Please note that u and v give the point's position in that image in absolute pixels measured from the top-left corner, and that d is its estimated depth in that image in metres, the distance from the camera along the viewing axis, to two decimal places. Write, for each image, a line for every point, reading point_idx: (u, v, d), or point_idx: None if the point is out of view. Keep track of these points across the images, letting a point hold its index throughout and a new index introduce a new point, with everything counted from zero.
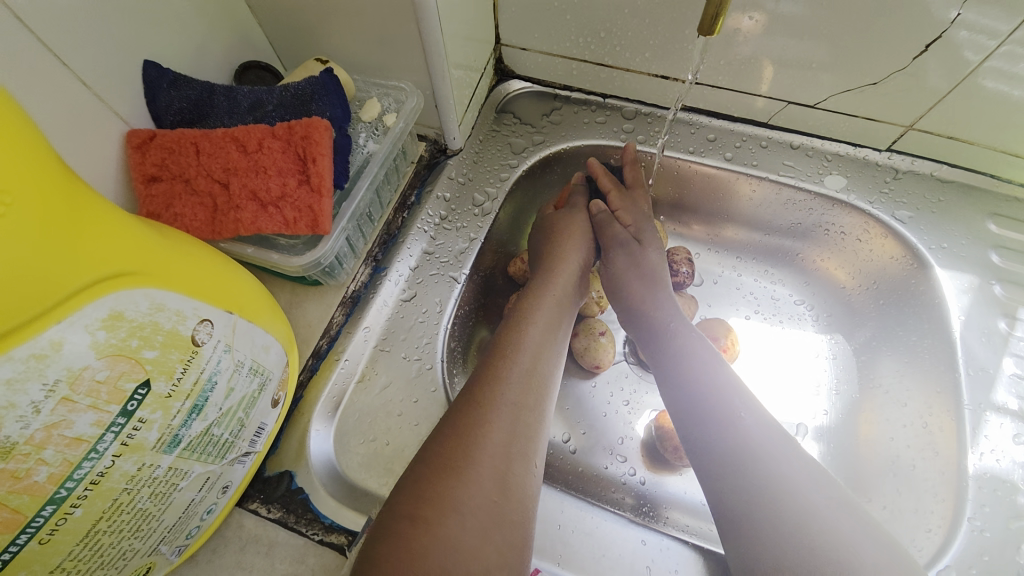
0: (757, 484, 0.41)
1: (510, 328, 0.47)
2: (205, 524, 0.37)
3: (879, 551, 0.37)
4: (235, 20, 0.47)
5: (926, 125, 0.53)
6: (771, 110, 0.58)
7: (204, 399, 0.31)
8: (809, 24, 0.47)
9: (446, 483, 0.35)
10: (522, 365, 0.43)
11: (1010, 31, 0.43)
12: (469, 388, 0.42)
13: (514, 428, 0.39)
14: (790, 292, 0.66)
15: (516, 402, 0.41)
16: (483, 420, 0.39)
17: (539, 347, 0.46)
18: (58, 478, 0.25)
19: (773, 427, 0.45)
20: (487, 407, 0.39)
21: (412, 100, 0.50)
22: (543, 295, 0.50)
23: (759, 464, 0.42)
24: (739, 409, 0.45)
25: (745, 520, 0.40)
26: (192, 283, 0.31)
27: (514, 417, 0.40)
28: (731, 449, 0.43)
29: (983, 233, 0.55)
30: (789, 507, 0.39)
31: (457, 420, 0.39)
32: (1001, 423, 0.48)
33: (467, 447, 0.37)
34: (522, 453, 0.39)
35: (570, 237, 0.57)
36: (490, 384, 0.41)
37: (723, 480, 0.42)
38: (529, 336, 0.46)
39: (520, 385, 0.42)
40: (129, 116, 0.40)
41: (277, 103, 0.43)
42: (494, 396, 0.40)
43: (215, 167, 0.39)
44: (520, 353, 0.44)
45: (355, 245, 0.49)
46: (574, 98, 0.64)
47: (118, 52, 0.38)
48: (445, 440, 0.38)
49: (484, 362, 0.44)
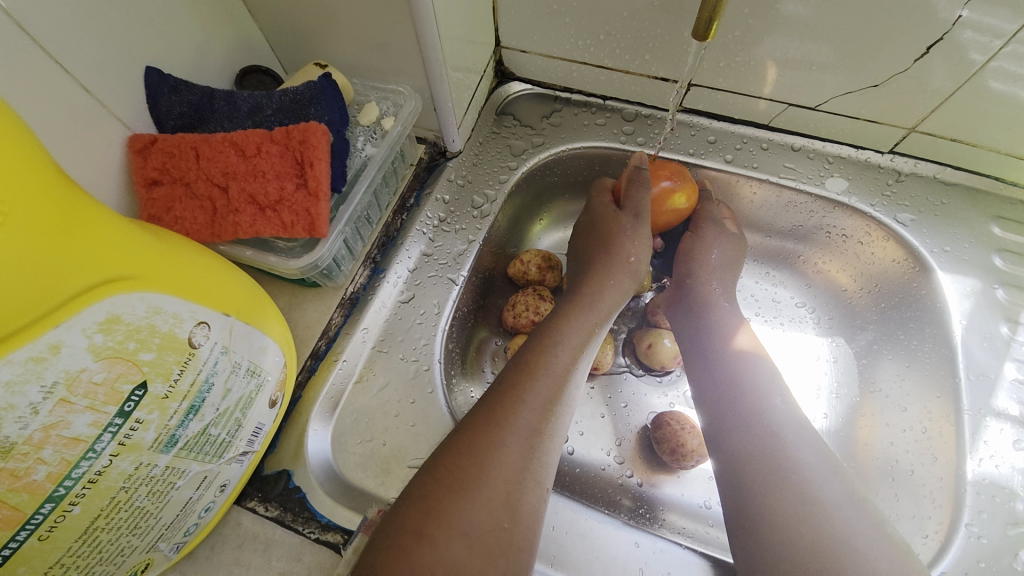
0: (781, 461, 0.42)
1: (537, 346, 0.46)
2: (203, 521, 0.37)
3: (892, 552, 0.37)
4: (235, 25, 0.48)
5: (929, 127, 0.53)
6: (771, 113, 0.58)
7: (200, 400, 0.32)
8: (809, 25, 0.47)
9: (455, 503, 0.35)
10: (544, 391, 0.43)
11: (1016, 31, 0.42)
12: (485, 404, 0.41)
13: (529, 454, 0.39)
14: (791, 294, 0.65)
15: (534, 428, 0.40)
16: (499, 442, 0.39)
17: (565, 371, 0.45)
18: (57, 477, 0.26)
19: (796, 431, 0.44)
20: (503, 429, 0.39)
21: (409, 104, 0.50)
22: (574, 315, 0.49)
23: (782, 449, 0.43)
24: (772, 391, 0.47)
25: (760, 506, 0.40)
26: (189, 286, 0.32)
27: (529, 442, 0.40)
28: (759, 431, 0.44)
29: (986, 236, 0.55)
30: (801, 509, 0.39)
31: (473, 439, 0.39)
32: (1001, 429, 0.47)
33: (481, 468, 0.37)
34: (535, 479, 0.39)
35: (631, 261, 0.56)
36: (509, 406, 0.41)
37: (747, 460, 0.43)
38: (558, 360, 0.45)
39: (541, 410, 0.42)
40: (131, 121, 0.40)
41: (276, 107, 0.44)
42: (513, 419, 0.40)
43: (214, 171, 0.40)
44: (544, 373, 0.43)
45: (353, 247, 0.50)
46: (574, 100, 0.64)
47: (119, 57, 0.39)
48: (458, 458, 0.38)
49: (507, 376, 0.43)
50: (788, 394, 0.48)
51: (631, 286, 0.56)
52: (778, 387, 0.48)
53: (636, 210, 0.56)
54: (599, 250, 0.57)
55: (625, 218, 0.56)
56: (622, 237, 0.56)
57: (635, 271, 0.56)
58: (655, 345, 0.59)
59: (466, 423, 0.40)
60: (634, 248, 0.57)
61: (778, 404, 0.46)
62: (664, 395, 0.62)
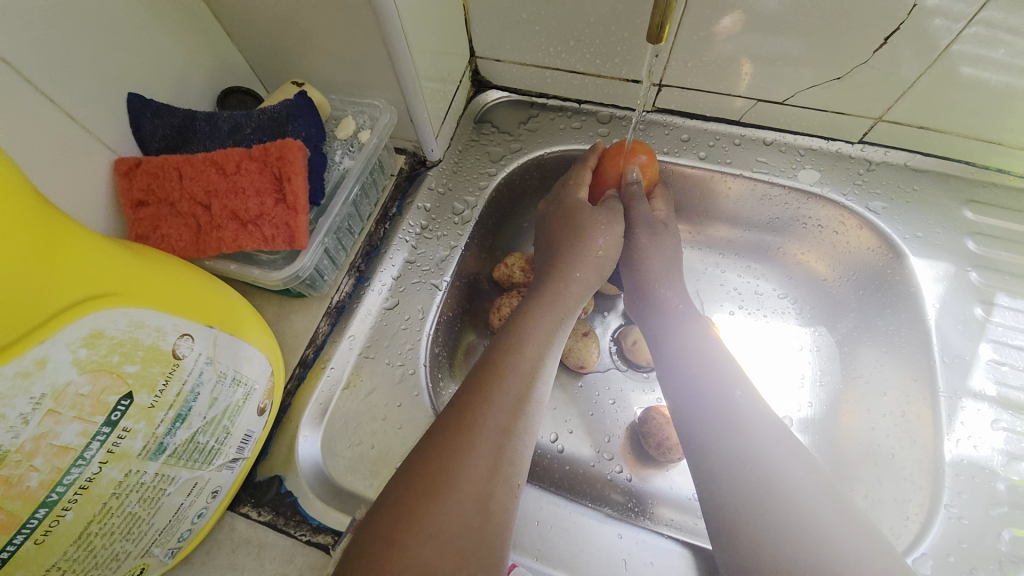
0: (751, 452, 0.43)
1: (504, 347, 0.47)
2: (197, 527, 0.39)
3: (860, 540, 0.38)
4: (215, 49, 0.50)
5: (896, 116, 0.54)
6: (742, 109, 0.59)
7: (187, 409, 0.33)
8: (768, 22, 0.49)
9: (426, 507, 0.36)
10: (511, 391, 0.44)
11: (976, 11, 0.43)
12: (454, 408, 0.42)
13: (500, 453, 0.40)
14: (774, 286, 0.66)
15: (504, 427, 0.41)
16: (469, 443, 0.40)
17: (533, 368, 0.46)
18: (49, 484, 0.27)
19: (761, 421, 0.45)
20: (472, 431, 0.40)
21: (385, 116, 0.52)
22: (540, 313, 0.50)
23: (751, 441, 0.44)
24: (732, 386, 0.48)
25: (731, 505, 0.41)
26: (172, 301, 0.33)
27: (500, 441, 0.41)
28: (726, 430, 0.45)
29: (958, 220, 0.56)
30: (768, 500, 0.40)
31: (444, 443, 0.40)
32: (978, 409, 0.48)
33: (449, 471, 0.38)
34: (506, 478, 0.40)
35: (598, 254, 0.56)
36: (477, 407, 0.42)
37: (715, 456, 0.44)
38: (524, 358, 0.46)
39: (511, 409, 0.43)
40: (116, 145, 0.42)
41: (255, 126, 0.45)
42: (482, 421, 0.41)
43: (197, 190, 0.42)
44: (512, 372, 0.45)
45: (336, 257, 0.51)
46: (551, 105, 0.66)
47: (102, 85, 0.40)
48: (428, 463, 0.39)
49: (475, 379, 0.45)
50: (750, 386, 0.49)
51: (594, 281, 0.56)
52: (739, 381, 0.49)
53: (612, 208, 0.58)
54: (559, 246, 0.57)
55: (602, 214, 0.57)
56: (594, 228, 0.56)
57: (600, 265, 0.56)
58: (640, 342, 0.61)
59: (437, 428, 0.41)
60: (604, 240, 0.56)
61: (739, 398, 0.47)
62: (651, 391, 0.63)
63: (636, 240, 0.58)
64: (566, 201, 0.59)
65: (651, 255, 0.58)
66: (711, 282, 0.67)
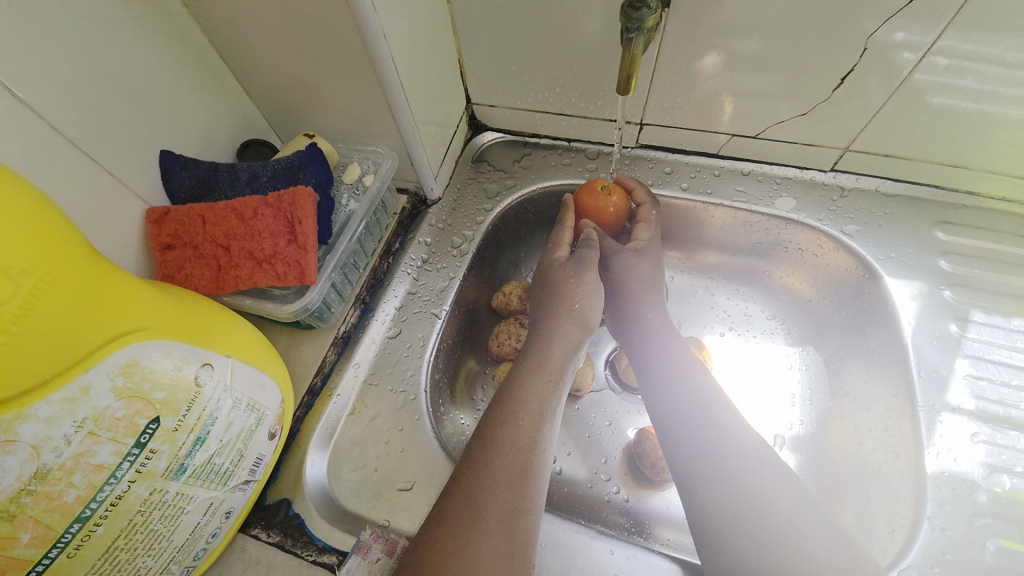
0: (733, 468, 0.45)
1: (501, 423, 0.48)
2: (212, 546, 0.41)
3: (841, 558, 0.39)
4: (237, 107, 0.56)
5: (861, 146, 0.58)
6: (718, 143, 0.64)
7: (205, 433, 0.37)
8: (733, 64, 0.54)
9: None
10: (513, 466, 0.45)
11: (931, 42, 0.46)
12: (456, 494, 0.44)
13: (510, 535, 0.42)
14: (762, 308, 0.69)
15: (512, 509, 0.43)
16: (477, 529, 0.41)
17: (532, 440, 0.47)
18: (84, 499, 0.30)
19: (741, 437, 0.48)
20: (479, 521, 0.42)
21: (388, 162, 0.57)
22: (532, 379, 0.52)
23: (733, 457, 0.46)
24: (715, 405, 0.50)
25: (713, 516, 0.43)
26: (196, 334, 0.37)
27: (507, 522, 0.43)
28: (707, 450, 0.47)
29: (931, 241, 0.59)
30: (749, 512, 0.42)
31: (451, 532, 0.41)
32: (957, 422, 0.50)
33: (456, 565, 0.40)
34: (521, 558, 0.41)
35: (575, 307, 0.57)
36: (483, 492, 0.43)
37: (700, 473, 0.46)
38: (522, 431, 0.47)
39: (514, 487, 0.44)
40: (147, 195, 0.47)
41: (270, 175, 0.50)
42: (485, 504, 0.43)
43: (218, 234, 0.46)
44: (512, 449, 0.46)
45: (343, 291, 0.56)
46: (542, 144, 0.71)
47: (137, 144, 0.46)
48: (440, 555, 0.40)
49: (474, 459, 0.46)
50: (731, 406, 0.51)
51: (581, 335, 0.57)
52: (722, 402, 0.51)
53: (581, 259, 0.58)
54: (546, 307, 0.58)
55: (570, 267, 0.58)
56: (572, 288, 0.57)
57: (582, 321, 0.57)
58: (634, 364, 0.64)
59: (442, 517, 0.42)
60: (581, 295, 0.57)
61: (721, 417, 0.49)
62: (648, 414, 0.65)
63: (615, 263, 0.61)
64: (546, 262, 0.60)
65: (627, 283, 0.60)
66: (701, 306, 0.70)
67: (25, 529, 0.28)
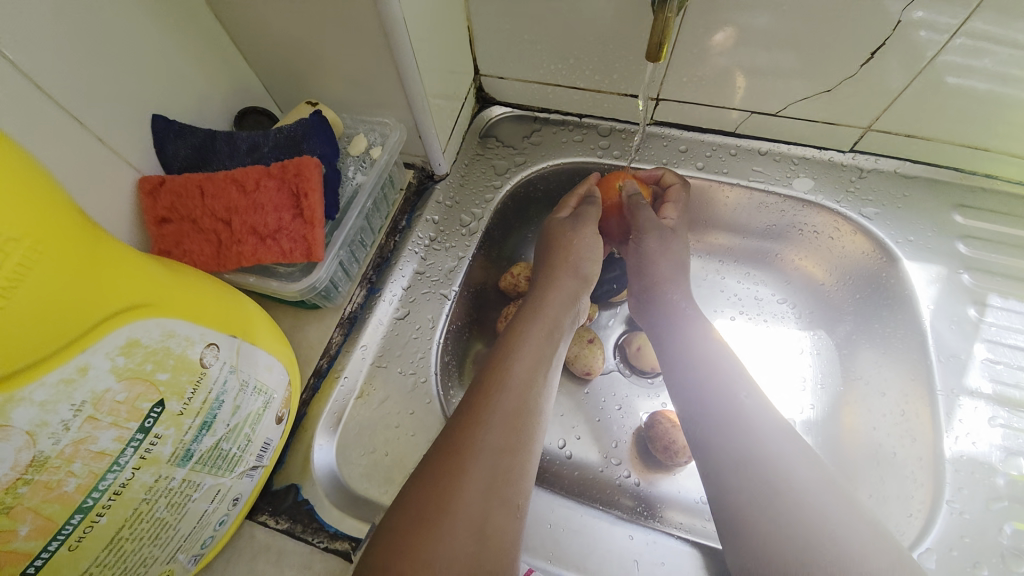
0: (755, 450, 0.44)
1: (496, 365, 0.46)
2: (219, 534, 0.40)
3: (875, 544, 0.39)
4: (232, 70, 0.52)
5: (884, 126, 0.56)
6: (737, 121, 0.62)
7: (212, 416, 0.35)
8: (759, 37, 0.51)
9: (424, 538, 0.36)
10: (507, 407, 0.43)
11: (963, 20, 0.44)
12: (450, 431, 0.42)
13: (496, 474, 0.40)
14: (773, 291, 0.68)
15: (500, 447, 0.41)
16: (463, 467, 0.39)
17: (525, 383, 0.45)
18: (85, 488, 0.28)
19: (762, 421, 0.47)
20: (465, 457, 0.40)
21: (395, 134, 0.54)
22: (529, 326, 0.50)
23: (755, 441, 0.45)
24: (738, 388, 0.49)
25: (738, 500, 0.43)
26: (200, 312, 0.35)
27: (496, 463, 0.40)
28: (728, 432, 0.46)
29: (949, 224, 0.58)
30: (772, 495, 0.42)
31: (437, 470, 0.39)
32: (975, 406, 0.50)
33: (447, 496, 0.38)
34: (502, 499, 0.39)
35: (571, 259, 0.56)
36: (471, 430, 0.41)
37: (724, 457, 0.45)
38: (515, 373, 0.46)
39: (505, 428, 0.42)
40: (140, 164, 0.44)
41: (272, 145, 0.47)
42: (475, 442, 0.41)
43: (218, 207, 0.43)
44: (503, 390, 0.44)
45: (350, 269, 0.53)
46: (553, 119, 0.68)
47: (128, 108, 0.42)
48: (424, 492, 0.38)
49: (467, 401, 0.44)
50: (756, 389, 0.50)
51: (580, 289, 0.56)
52: (748, 384, 0.50)
53: (580, 215, 0.58)
54: (545, 262, 0.57)
55: (568, 223, 0.58)
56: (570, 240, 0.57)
57: (581, 273, 0.56)
58: (644, 347, 0.63)
59: (431, 457, 0.41)
60: (580, 245, 0.56)
61: (745, 400, 0.48)
62: (656, 397, 0.64)
63: (645, 241, 0.59)
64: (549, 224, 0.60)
65: (654, 266, 0.59)
66: (710, 289, 0.69)
67: (23, 521, 0.26)
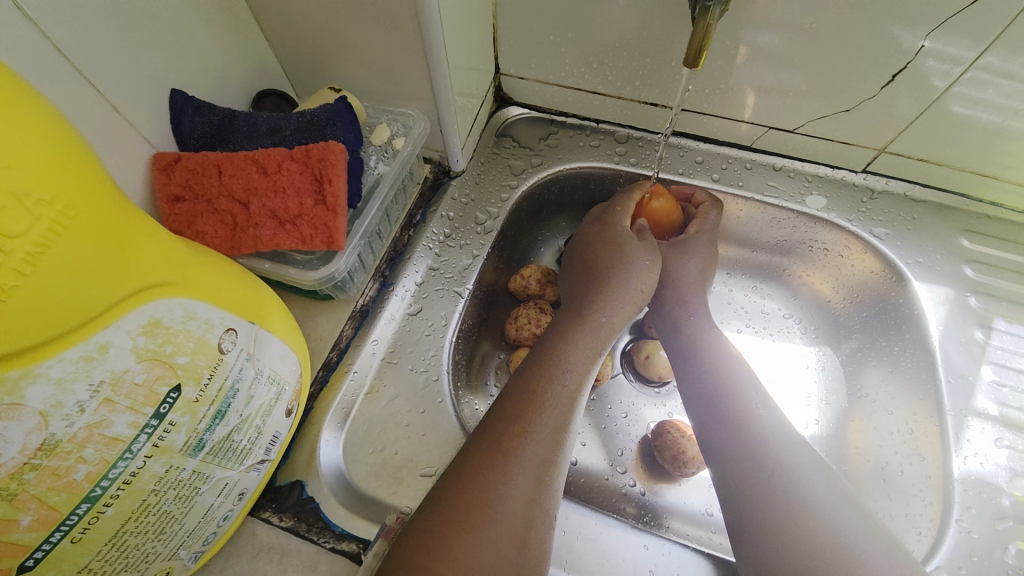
0: (768, 466, 0.44)
1: (543, 372, 0.46)
2: (222, 530, 0.38)
3: (880, 547, 0.39)
4: (253, 50, 0.50)
5: (897, 148, 0.57)
6: (754, 135, 0.62)
7: (227, 405, 0.33)
8: (783, 56, 0.51)
9: (462, 539, 0.36)
10: (552, 420, 0.42)
11: (975, 57, 0.46)
12: (492, 431, 0.41)
13: (539, 486, 0.39)
14: (779, 306, 0.68)
15: (542, 459, 0.40)
16: (507, 475, 0.39)
17: (571, 399, 0.45)
18: (95, 476, 0.26)
19: (786, 440, 0.46)
20: (509, 463, 0.39)
21: (418, 125, 0.53)
22: (581, 341, 0.49)
23: (769, 451, 0.45)
24: (754, 403, 0.48)
25: (753, 513, 0.42)
26: (219, 294, 0.33)
27: (539, 473, 0.40)
28: (735, 438, 0.46)
29: (956, 248, 0.59)
30: (785, 504, 0.42)
31: (475, 471, 0.39)
32: (982, 428, 0.51)
33: (487, 500, 0.37)
34: (543, 510, 0.39)
35: (643, 292, 0.55)
36: (517, 439, 0.41)
37: (737, 467, 0.45)
38: (565, 389, 0.45)
39: (550, 442, 0.42)
40: (155, 139, 0.42)
41: (294, 128, 0.46)
42: (518, 450, 0.40)
43: (236, 187, 0.42)
44: (551, 404, 0.43)
45: (365, 260, 0.52)
46: (570, 123, 0.68)
47: (146, 80, 0.41)
48: (462, 492, 0.38)
49: (511, 404, 0.43)
50: (767, 403, 0.49)
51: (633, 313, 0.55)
52: (761, 399, 0.49)
53: (650, 245, 0.57)
54: (594, 276, 0.56)
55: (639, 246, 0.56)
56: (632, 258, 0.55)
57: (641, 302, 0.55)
58: (653, 356, 0.62)
59: (469, 455, 0.40)
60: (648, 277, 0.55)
61: (761, 416, 0.47)
62: (662, 405, 0.64)
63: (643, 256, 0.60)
64: (611, 229, 0.58)
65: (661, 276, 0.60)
66: (717, 298, 0.69)
67: (26, 511, 0.24)
